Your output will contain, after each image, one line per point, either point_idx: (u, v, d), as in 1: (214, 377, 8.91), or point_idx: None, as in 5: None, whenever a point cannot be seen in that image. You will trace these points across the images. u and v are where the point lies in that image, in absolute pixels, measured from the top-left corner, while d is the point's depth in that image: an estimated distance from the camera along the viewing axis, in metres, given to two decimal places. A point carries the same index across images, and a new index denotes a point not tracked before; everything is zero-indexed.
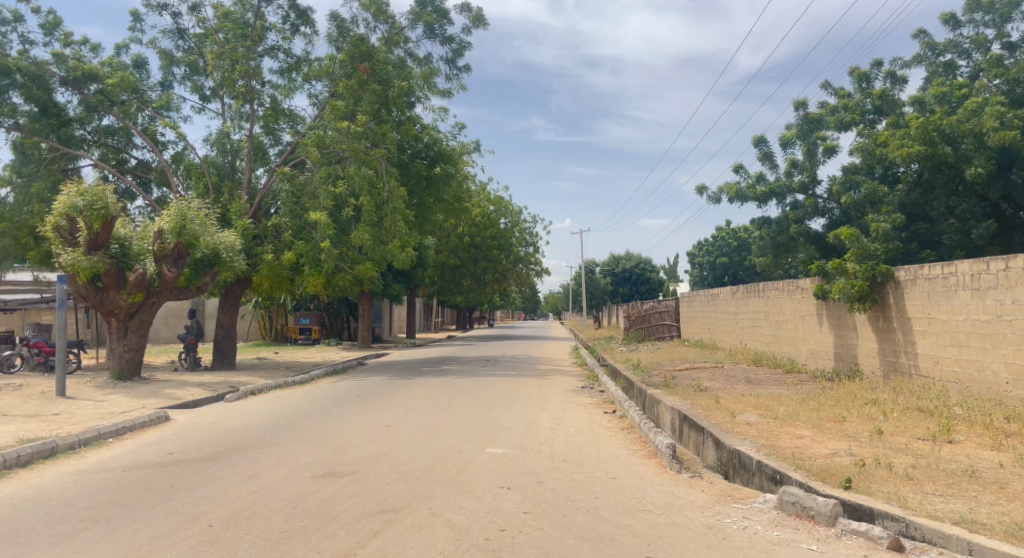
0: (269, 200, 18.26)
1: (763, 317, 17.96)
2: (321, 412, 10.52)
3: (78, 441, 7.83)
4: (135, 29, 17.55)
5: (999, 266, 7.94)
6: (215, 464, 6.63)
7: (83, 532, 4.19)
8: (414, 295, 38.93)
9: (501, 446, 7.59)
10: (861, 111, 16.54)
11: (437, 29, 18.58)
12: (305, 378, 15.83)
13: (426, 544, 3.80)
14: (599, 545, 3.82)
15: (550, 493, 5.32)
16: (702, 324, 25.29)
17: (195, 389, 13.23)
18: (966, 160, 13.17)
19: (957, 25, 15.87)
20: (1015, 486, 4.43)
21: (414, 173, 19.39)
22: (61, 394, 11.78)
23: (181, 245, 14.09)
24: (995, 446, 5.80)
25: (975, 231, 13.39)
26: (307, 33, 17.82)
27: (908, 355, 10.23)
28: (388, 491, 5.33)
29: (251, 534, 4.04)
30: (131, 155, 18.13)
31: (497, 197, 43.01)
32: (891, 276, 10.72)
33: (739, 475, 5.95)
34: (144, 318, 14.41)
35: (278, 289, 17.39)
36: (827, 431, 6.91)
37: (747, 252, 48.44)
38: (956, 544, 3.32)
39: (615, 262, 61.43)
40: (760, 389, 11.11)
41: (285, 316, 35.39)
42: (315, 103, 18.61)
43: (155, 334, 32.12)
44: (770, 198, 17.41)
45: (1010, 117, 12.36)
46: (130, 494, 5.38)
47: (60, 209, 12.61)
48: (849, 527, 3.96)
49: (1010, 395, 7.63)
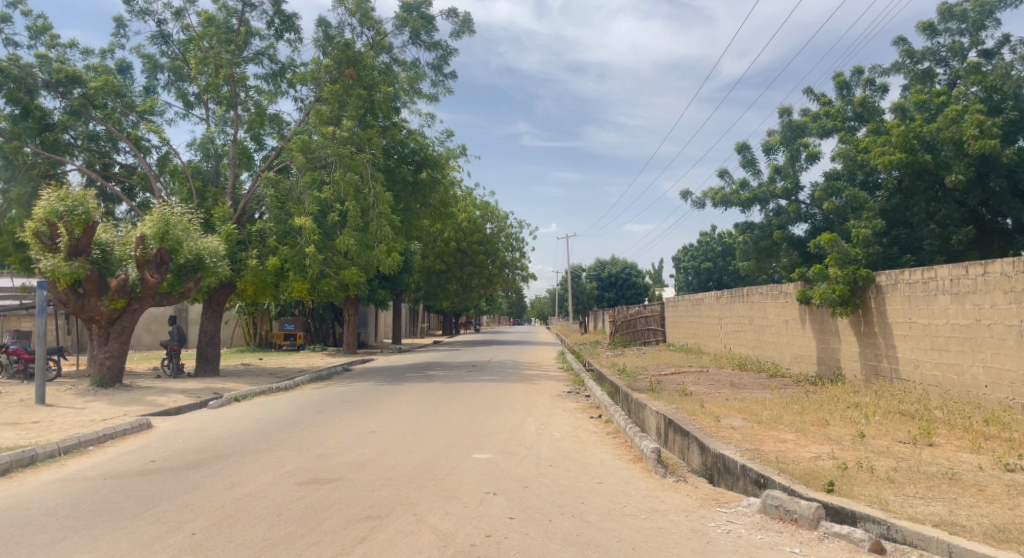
0: (254, 205, 18.13)
1: (747, 322, 18.13)
2: (304, 419, 10.36)
3: (57, 449, 7.67)
4: (119, 34, 17.40)
5: (977, 271, 8.08)
6: (198, 472, 6.53)
7: (63, 541, 4.11)
8: (400, 301, 38.83)
9: (487, 452, 7.56)
10: (842, 118, 16.81)
11: (423, 34, 18.61)
12: (290, 385, 15.63)
13: (412, 550, 3.78)
14: (585, 550, 3.84)
15: (536, 498, 5.31)
16: (687, 328, 25.47)
17: (178, 396, 13.06)
18: (945, 167, 13.33)
19: (933, 34, 16.16)
20: (994, 488, 4.52)
21: (400, 178, 19.42)
22: (40, 401, 11.52)
23: (163, 250, 13.70)
24: (975, 448, 5.89)
25: (954, 237, 13.71)
26: (292, 39, 17.74)
27: (889, 359, 10.38)
28: (373, 497, 5.29)
29: (235, 543, 3.98)
30: (115, 160, 17.86)
31: (483, 203, 43.08)
32: (871, 280, 10.86)
33: (723, 479, 5.99)
34: (126, 324, 14.17)
35: (261, 295, 17.19)
36: (811, 434, 6.98)
37: (731, 257, 48.77)
38: (935, 547, 3.37)
39: (601, 266, 61.82)
40: (744, 392, 11.23)
41: (269, 321, 34.64)
42: (300, 108, 18.49)
43: (137, 341, 31.80)
44: (754, 203, 17.59)
45: (989, 125, 12.56)
46: (111, 502, 5.28)
47: (40, 215, 12.48)
48: (832, 530, 4.00)
49: (989, 398, 7.76)
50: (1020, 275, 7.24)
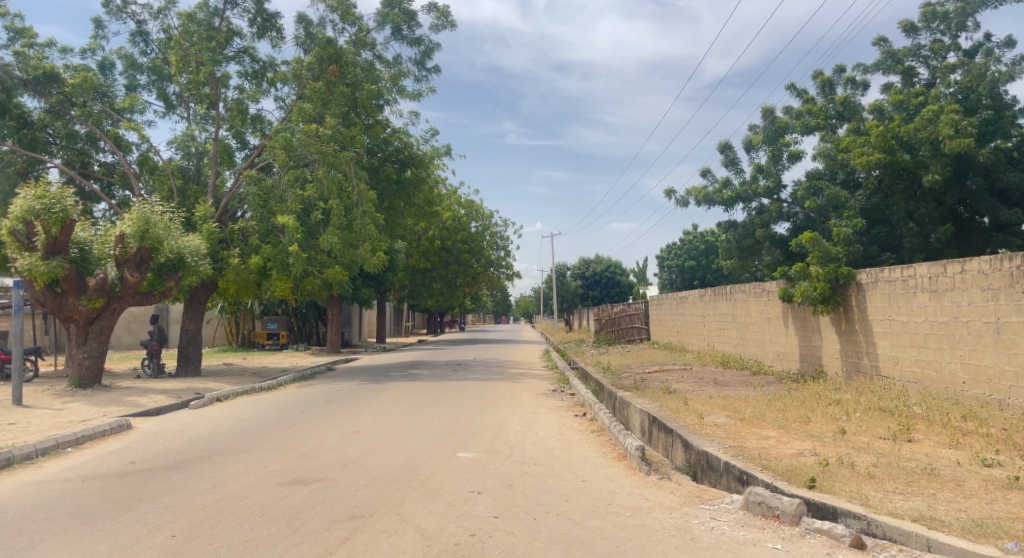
0: (235, 204, 17.89)
1: (730, 320, 18.27)
2: (287, 419, 10.24)
3: (35, 451, 7.53)
4: (99, 35, 17.11)
5: (955, 269, 8.19)
6: (179, 473, 6.44)
7: (40, 544, 4.02)
8: (385, 300, 38.63)
9: (472, 451, 7.53)
10: (825, 116, 17.10)
11: (405, 30, 18.53)
12: (273, 385, 15.46)
13: (396, 550, 3.75)
14: (569, 548, 3.82)
15: (520, 497, 5.28)
16: (671, 327, 25.57)
17: (158, 396, 12.87)
18: (923, 166, 13.49)
19: (917, 32, 16.38)
20: (972, 483, 4.58)
21: (384, 176, 19.29)
22: (17, 402, 11.28)
23: (144, 249, 13.56)
24: (953, 444, 5.97)
25: (933, 235, 13.91)
26: (274, 37, 17.56)
27: (869, 356, 10.53)
28: (357, 497, 5.23)
29: (216, 543, 3.92)
30: (94, 159, 17.51)
31: (468, 201, 43.02)
32: (852, 278, 10.96)
33: (707, 476, 6.01)
34: (105, 324, 13.89)
35: (244, 294, 16.97)
36: (792, 431, 7.02)
37: (714, 255, 49.19)
38: (915, 541, 3.41)
39: (586, 265, 62.13)
40: (727, 391, 11.26)
41: (252, 320, 34.34)
42: (282, 107, 18.30)
43: (117, 341, 31.45)
44: (736, 202, 17.73)
45: (965, 125, 12.74)
46: (90, 504, 5.19)
47: (16, 213, 12.16)
48: (813, 526, 4.02)
49: (967, 395, 7.89)
50: (996, 273, 7.35)
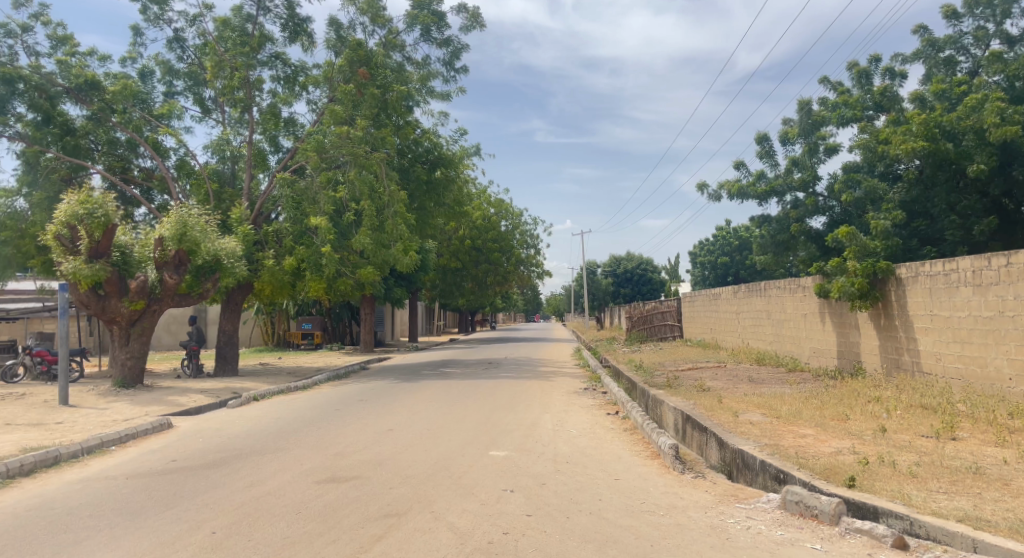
0: (269, 206, 18.27)
1: (764, 316, 17.92)
2: (321, 418, 10.42)
3: (81, 449, 7.82)
4: (137, 43, 17.65)
5: (1000, 261, 7.87)
6: (218, 471, 6.60)
7: (87, 540, 4.18)
8: (416, 299, 38.93)
9: (503, 449, 7.55)
10: (862, 107, 16.60)
11: (434, 31, 18.66)
12: (308, 384, 15.74)
13: (429, 547, 3.78)
14: (602, 547, 3.80)
15: (552, 495, 5.28)
16: (704, 324, 25.20)
17: (198, 395, 13.28)
18: (967, 156, 12.99)
19: (957, 19, 15.80)
20: (1020, 482, 4.40)
21: (414, 177, 19.50)
22: (64, 402, 11.75)
23: (182, 253, 13.96)
24: (1000, 443, 5.74)
25: (976, 227, 13.45)
26: (306, 41, 17.87)
27: (910, 353, 10.20)
28: (390, 495, 5.29)
29: (255, 540, 4.02)
30: (135, 163, 18.12)
31: (497, 200, 43.09)
32: (892, 272, 10.64)
33: (742, 475, 5.91)
34: (145, 325, 14.38)
35: (279, 295, 17.34)
36: (830, 429, 6.87)
37: (748, 251, 48.29)
38: (960, 542, 3.29)
39: (616, 262, 61.63)
40: (762, 388, 11.04)
41: (287, 320, 35.06)
42: (313, 110, 18.61)
43: (158, 341, 32.51)
44: (771, 196, 17.37)
45: (1011, 112, 12.38)
46: (133, 501, 5.37)
47: (61, 218, 12.65)
48: (853, 525, 3.92)
49: (1013, 391, 7.59)
50: None
